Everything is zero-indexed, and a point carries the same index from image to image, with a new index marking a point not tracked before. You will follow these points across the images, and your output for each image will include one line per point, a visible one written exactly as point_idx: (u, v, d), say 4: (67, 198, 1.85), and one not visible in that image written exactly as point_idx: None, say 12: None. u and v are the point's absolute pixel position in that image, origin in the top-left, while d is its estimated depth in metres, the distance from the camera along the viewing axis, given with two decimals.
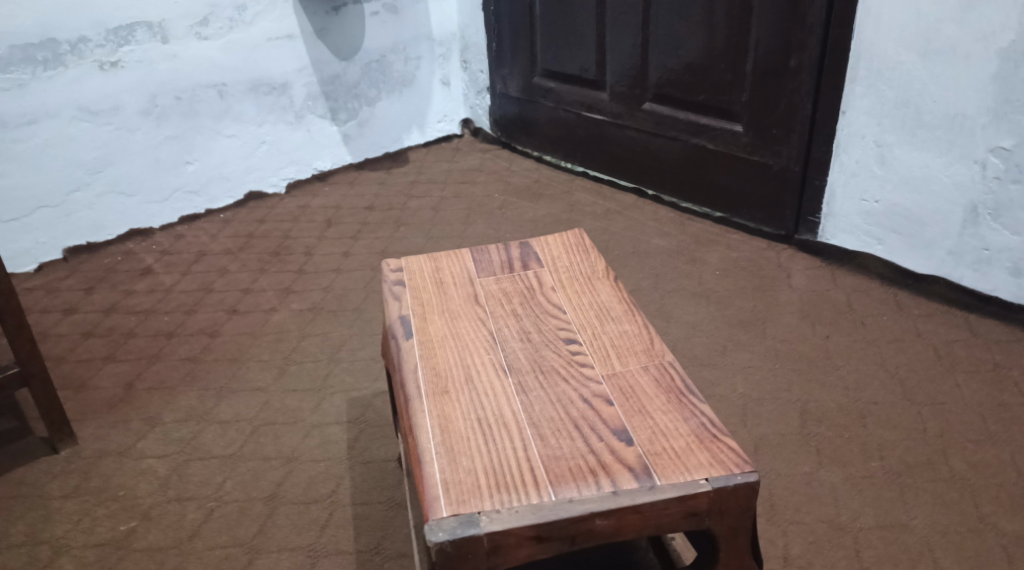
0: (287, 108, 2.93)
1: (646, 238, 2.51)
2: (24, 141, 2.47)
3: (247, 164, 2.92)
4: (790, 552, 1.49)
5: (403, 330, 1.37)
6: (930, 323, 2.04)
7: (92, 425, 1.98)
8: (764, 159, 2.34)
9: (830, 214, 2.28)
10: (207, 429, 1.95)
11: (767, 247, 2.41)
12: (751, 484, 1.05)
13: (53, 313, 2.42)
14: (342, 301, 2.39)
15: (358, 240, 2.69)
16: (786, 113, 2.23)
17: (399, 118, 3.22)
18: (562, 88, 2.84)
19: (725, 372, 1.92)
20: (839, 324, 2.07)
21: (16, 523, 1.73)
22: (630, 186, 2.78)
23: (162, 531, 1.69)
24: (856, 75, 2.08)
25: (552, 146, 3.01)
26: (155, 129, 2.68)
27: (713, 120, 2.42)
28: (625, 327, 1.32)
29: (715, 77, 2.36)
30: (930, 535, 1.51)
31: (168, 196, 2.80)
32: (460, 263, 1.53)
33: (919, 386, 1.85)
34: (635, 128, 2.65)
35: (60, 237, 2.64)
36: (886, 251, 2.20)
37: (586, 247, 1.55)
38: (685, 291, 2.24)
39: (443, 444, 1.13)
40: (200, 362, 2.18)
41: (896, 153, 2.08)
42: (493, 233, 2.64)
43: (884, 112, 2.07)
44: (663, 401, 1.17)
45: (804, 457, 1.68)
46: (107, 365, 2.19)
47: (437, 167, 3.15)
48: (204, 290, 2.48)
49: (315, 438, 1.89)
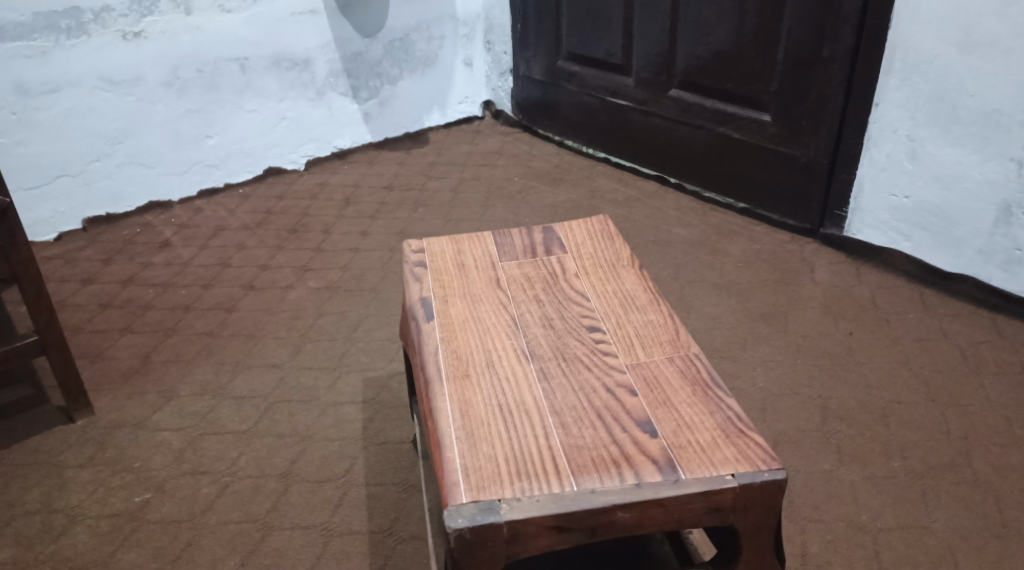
0: (309, 85, 2.91)
1: (667, 227, 2.48)
2: (45, 110, 2.46)
3: (267, 140, 2.91)
4: (807, 550, 1.48)
5: (424, 312, 1.35)
6: (956, 323, 2.01)
7: (108, 395, 1.99)
8: (790, 150, 2.30)
9: (856, 209, 2.24)
10: (222, 404, 1.94)
11: (790, 240, 2.38)
12: (778, 482, 1.03)
13: (71, 283, 2.42)
14: (359, 280, 2.37)
15: (376, 219, 2.68)
16: (815, 104, 2.20)
17: (421, 98, 3.19)
18: (586, 72, 2.81)
19: (745, 366, 1.90)
20: (863, 321, 2.04)
21: (31, 491, 1.74)
22: (652, 174, 2.75)
23: (176, 504, 1.69)
24: (890, 67, 2.04)
25: (574, 131, 2.98)
26: (176, 102, 2.67)
27: (740, 109, 2.39)
28: (650, 317, 1.30)
29: (744, 65, 2.32)
30: (951, 538, 1.49)
31: (188, 168, 2.79)
32: (481, 246, 1.51)
33: (943, 386, 1.82)
34: (660, 115, 2.62)
35: (79, 207, 2.64)
36: (913, 248, 2.17)
37: (611, 234, 1.53)
38: (706, 282, 2.21)
39: (464, 429, 1.12)
40: (216, 336, 2.17)
41: (928, 149, 2.05)
42: (513, 217, 2.62)
43: (918, 106, 2.03)
44: (688, 393, 1.15)
45: (823, 455, 1.66)
46: (124, 336, 2.19)
47: (457, 149, 3.12)
48: (222, 265, 2.48)
49: (330, 417, 1.88)
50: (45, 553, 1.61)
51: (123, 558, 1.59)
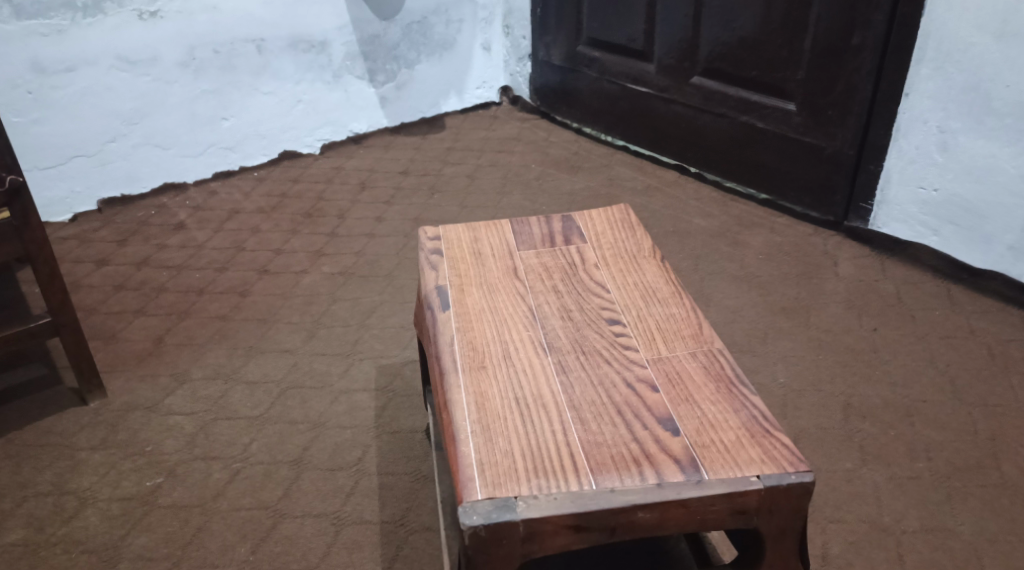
0: (326, 67, 2.88)
1: (687, 217, 2.44)
2: (62, 89, 2.44)
3: (283, 123, 2.89)
4: (828, 551, 1.45)
5: (439, 301, 1.32)
6: (985, 320, 1.97)
7: (121, 378, 1.97)
8: (816, 140, 2.25)
9: (882, 201, 2.20)
10: (235, 388, 1.93)
11: (813, 232, 2.33)
12: (805, 484, 1.00)
13: (86, 264, 2.41)
14: (373, 267, 2.35)
15: (392, 205, 2.65)
16: (843, 94, 2.14)
17: (438, 82, 3.16)
18: (607, 58, 2.75)
19: (765, 360, 1.87)
20: (887, 317, 2.00)
21: (43, 472, 1.72)
22: (672, 163, 2.71)
23: (187, 489, 1.68)
24: (923, 56, 1.98)
25: (593, 118, 2.93)
26: (192, 83, 2.65)
27: (765, 97, 2.34)
28: (672, 311, 1.27)
29: (770, 52, 2.27)
30: (977, 542, 1.46)
31: (203, 151, 2.77)
32: (499, 234, 1.48)
33: (970, 385, 1.78)
34: (682, 103, 2.57)
35: (95, 187, 2.62)
36: (941, 243, 2.12)
37: (632, 224, 1.49)
38: (726, 274, 2.17)
39: (479, 422, 1.09)
40: (230, 320, 2.15)
41: (960, 141, 1.99)
42: (529, 205, 2.58)
43: (951, 97, 1.97)
44: (711, 390, 1.12)
45: (845, 453, 1.63)
46: (137, 319, 2.17)
47: (474, 135, 3.09)
48: (236, 248, 2.46)
49: (343, 405, 1.86)
50: (56, 535, 1.60)
51: (133, 542, 1.57)
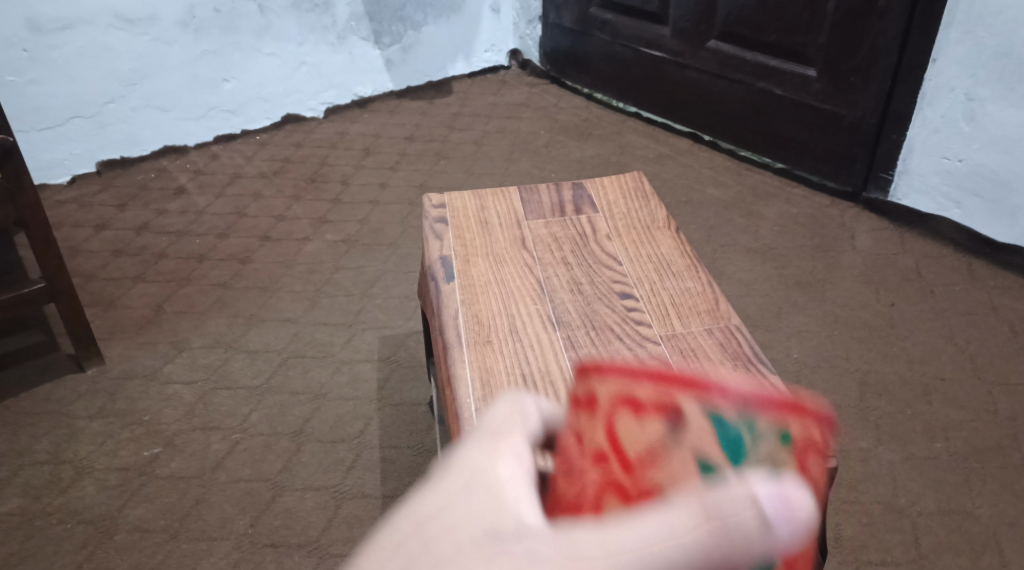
0: (330, 28, 2.79)
1: (700, 187, 2.37)
2: (59, 47, 2.37)
3: (285, 87, 2.81)
4: (841, 533, 1.41)
5: (444, 272, 1.26)
6: (1006, 296, 1.91)
7: (119, 345, 1.93)
8: (836, 108, 2.18)
9: (904, 172, 2.12)
10: (235, 357, 1.88)
11: (830, 203, 2.27)
12: None
13: (85, 228, 2.35)
14: (377, 235, 2.29)
15: (396, 171, 2.59)
16: (866, 59, 2.06)
17: (445, 45, 3.08)
18: (620, 20, 2.66)
19: (779, 335, 1.81)
20: (906, 291, 1.94)
21: (40, 441, 1.69)
22: (685, 131, 2.64)
23: (185, 460, 1.64)
24: (952, 19, 1.89)
25: (604, 84, 2.85)
26: (192, 43, 2.57)
27: (784, 63, 2.25)
28: (687, 285, 1.21)
29: (791, 16, 2.18)
30: (996, 526, 1.42)
31: (204, 113, 2.70)
32: (507, 202, 1.42)
33: (991, 363, 1.73)
34: (697, 68, 2.49)
35: (94, 150, 2.56)
36: (964, 216, 2.05)
37: (646, 193, 1.43)
38: (739, 246, 2.11)
39: (484, 400, 1.04)
40: (231, 288, 2.10)
41: (988, 110, 1.92)
42: (538, 172, 2.52)
43: (981, 63, 1.89)
44: (728, 369, 1.07)
45: (861, 432, 1.58)
46: (137, 285, 2.12)
47: (482, 100, 3.01)
48: (238, 214, 2.40)
49: (345, 375, 1.82)
50: (52, 505, 1.56)
51: (131, 513, 1.54)
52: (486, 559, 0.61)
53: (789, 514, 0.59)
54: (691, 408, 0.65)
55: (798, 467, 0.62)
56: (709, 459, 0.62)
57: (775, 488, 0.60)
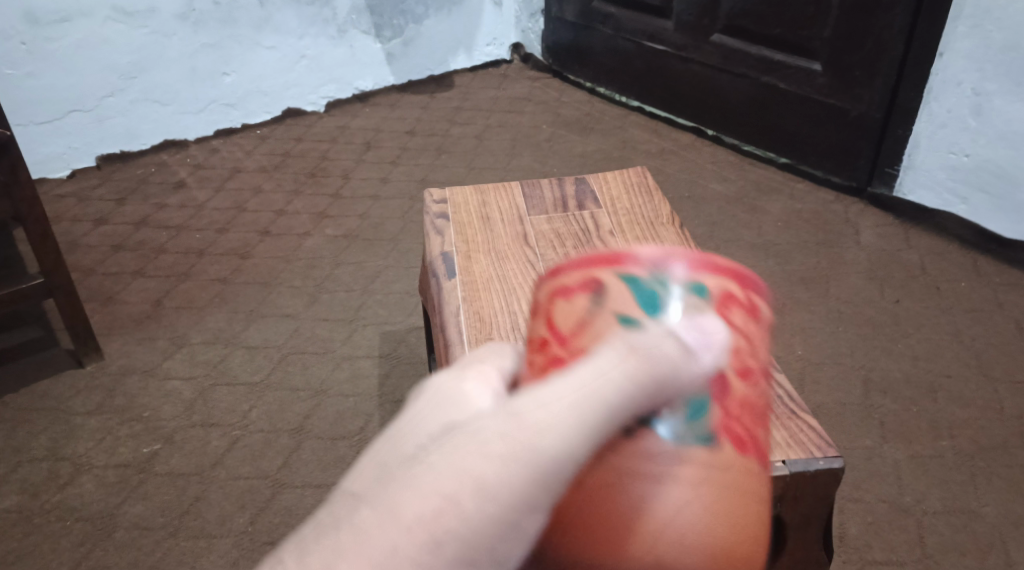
0: (330, 21, 2.77)
1: (703, 182, 2.35)
2: (58, 40, 2.35)
3: (285, 80, 2.80)
4: (845, 532, 1.39)
5: (445, 268, 1.25)
6: (1011, 293, 1.89)
7: (118, 341, 1.92)
8: (841, 103, 2.16)
9: (909, 167, 2.10)
10: (234, 353, 1.87)
11: (834, 199, 2.25)
12: (833, 471, 0.94)
13: (84, 223, 2.34)
14: (378, 230, 2.27)
15: (397, 165, 2.57)
16: (871, 53, 2.04)
17: (446, 39, 3.05)
18: (622, 14, 2.64)
19: (782, 332, 1.79)
20: (911, 288, 1.92)
21: (38, 437, 1.68)
22: (688, 125, 2.62)
23: (184, 457, 1.63)
24: (959, 12, 1.88)
25: (607, 78, 2.83)
26: (191, 36, 2.55)
27: (788, 57, 2.24)
28: None
29: (796, 9, 2.16)
30: (1002, 526, 1.40)
31: (204, 107, 2.68)
32: (509, 198, 1.40)
33: (997, 361, 1.71)
34: (700, 62, 2.47)
35: (93, 144, 2.54)
36: (969, 212, 2.03)
37: (650, 189, 1.41)
38: (743, 241, 2.09)
39: None
40: (230, 283, 2.09)
41: (995, 104, 1.90)
42: (540, 166, 2.50)
43: (988, 56, 1.87)
44: None
45: (866, 430, 1.56)
46: (136, 280, 2.11)
47: (483, 94, 2.99)
48: (238, 208, 2.39)
49: (345, 371, 1.80)
50: (50, 502, 1.55)
51: (129, 511, 1.53)
52: (440, 441, 0.69)
53: (705, 336, 0.77)
54: (610, 278, 0.81)
55: (715, 311, 0.80)
56: (631, 314, 0.78)
57: (690, 321, 0.78)
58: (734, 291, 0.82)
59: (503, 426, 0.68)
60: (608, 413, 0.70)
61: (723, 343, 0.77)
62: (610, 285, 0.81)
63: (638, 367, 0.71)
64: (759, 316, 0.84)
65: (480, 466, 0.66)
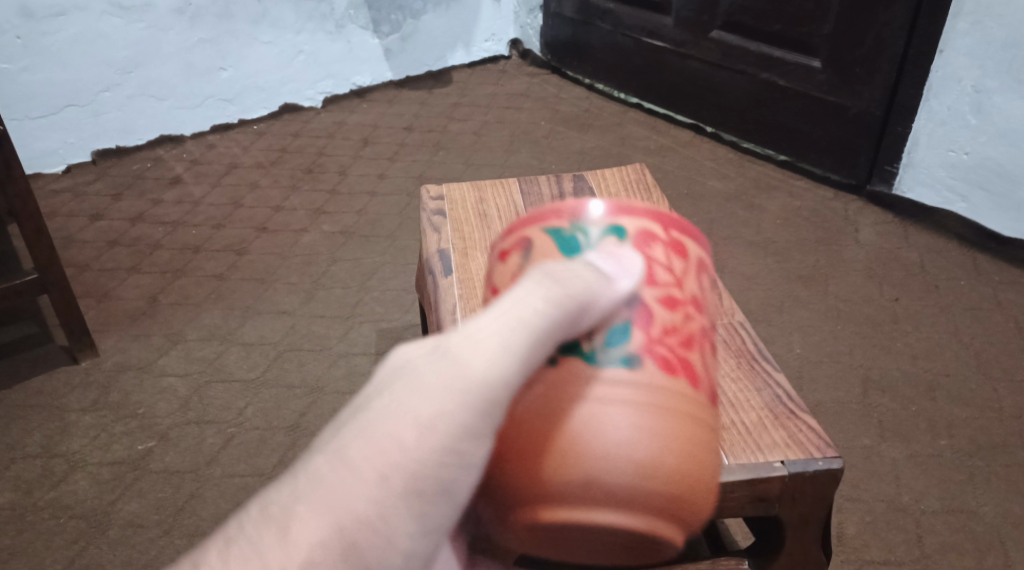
0: (328, 16, 2.75)
1: (701, 179, 2.34)
2: (52, 34, 2.33)
3: (282, 75, 2.78)
4: (843, 532, 1.39)
5: (442, 265, 1.24)
6: (1010, 291, 1.88)
7: (113, 337, 1.90)
8: (840, 99, 2.14)
9: (909, 164, 2.09)
10: (230, 350, 1.86)
11: (833, 196, 2.24)
12: (832, 472, 0.93)
13: (79, 218, 2.32)
14: (375, 226, 2.26)
15: (395, 162, 2.56)
16: (872, 49, 2.03)
17: (445, 34, 3.04)
18: (622, 10, 2.62)
19: (781, 330, 1.78)
20: (910, 286, 1.91)
21: (32, 434, 1.66)
22: (687, 122, 2.61)
23: (179, 454, 1.62)
24: (961, 9, 1.86)
25: (605, 74, 2.82)
26: (188, 31, 2.53)
27: (788, 54, 2.22)
28: None
29: (796, 5, 2.14)
30: (1000, 525, 1.40)
31: (200, 102, 2.67)
32: (506, 194, 1.39)
33: (996, 359, 1.70)
34: (699, 59, 2.46)
35: (89, 138, 2.53)
36: (969, 210, 2.02)
37: (648, 186, 1.40)
38: (742, 239, 2.08)
39: None
40: (227, 279, 2.08)
41: (996, 102, 1.89)
42: (537, 163, 2.49)
43: (989, 54, 1.86)
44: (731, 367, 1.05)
45: (864, 429, 1.56)
46: (131, 276, 2.09)
47: (481, 90, 2.98)
48: (234, 204, 2.37)
49: (341, 368, 1.79)
50: (44, 500, 1.54)
51: (123, 508, 1.52)
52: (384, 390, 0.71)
53: (621, 265, 0.82)
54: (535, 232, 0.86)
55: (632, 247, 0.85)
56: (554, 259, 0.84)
57: (608, 254, 0.83)
58: (657, 231, 0.87)
59: (435, 362, 0.71)
60: (531, 335, 0.72)
61: (638, 270, 0.82)
62: (538, 238, 0.86)
63: (553, 294, 0.74)
64: (685, 251, 0.88)
65: (424, 399, 0.69)
